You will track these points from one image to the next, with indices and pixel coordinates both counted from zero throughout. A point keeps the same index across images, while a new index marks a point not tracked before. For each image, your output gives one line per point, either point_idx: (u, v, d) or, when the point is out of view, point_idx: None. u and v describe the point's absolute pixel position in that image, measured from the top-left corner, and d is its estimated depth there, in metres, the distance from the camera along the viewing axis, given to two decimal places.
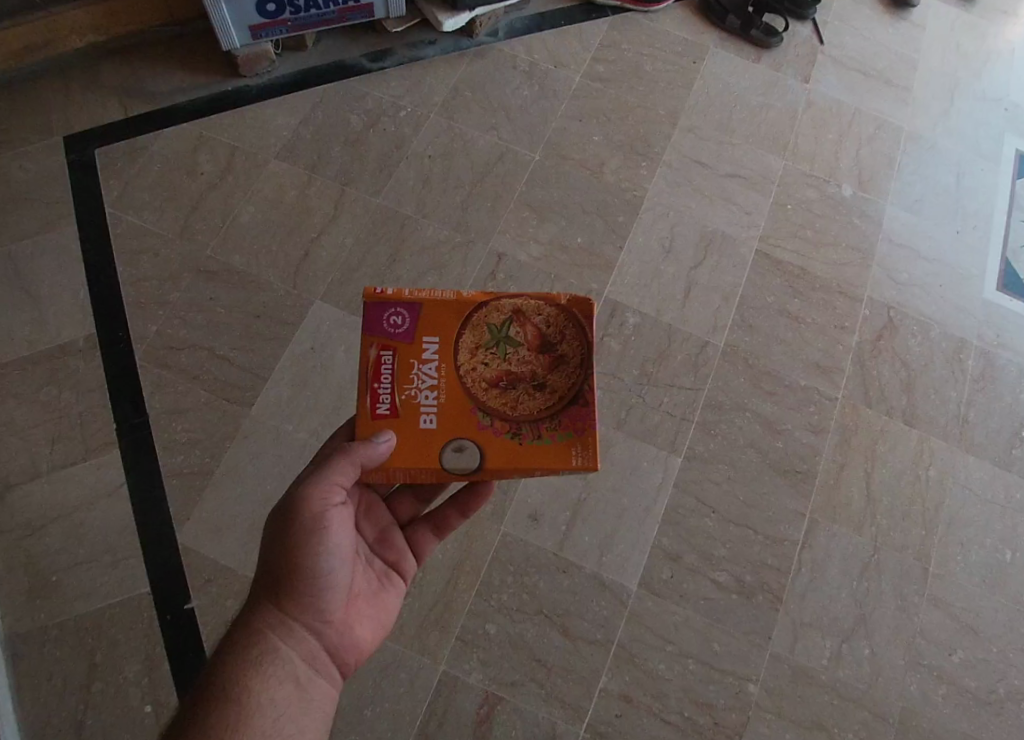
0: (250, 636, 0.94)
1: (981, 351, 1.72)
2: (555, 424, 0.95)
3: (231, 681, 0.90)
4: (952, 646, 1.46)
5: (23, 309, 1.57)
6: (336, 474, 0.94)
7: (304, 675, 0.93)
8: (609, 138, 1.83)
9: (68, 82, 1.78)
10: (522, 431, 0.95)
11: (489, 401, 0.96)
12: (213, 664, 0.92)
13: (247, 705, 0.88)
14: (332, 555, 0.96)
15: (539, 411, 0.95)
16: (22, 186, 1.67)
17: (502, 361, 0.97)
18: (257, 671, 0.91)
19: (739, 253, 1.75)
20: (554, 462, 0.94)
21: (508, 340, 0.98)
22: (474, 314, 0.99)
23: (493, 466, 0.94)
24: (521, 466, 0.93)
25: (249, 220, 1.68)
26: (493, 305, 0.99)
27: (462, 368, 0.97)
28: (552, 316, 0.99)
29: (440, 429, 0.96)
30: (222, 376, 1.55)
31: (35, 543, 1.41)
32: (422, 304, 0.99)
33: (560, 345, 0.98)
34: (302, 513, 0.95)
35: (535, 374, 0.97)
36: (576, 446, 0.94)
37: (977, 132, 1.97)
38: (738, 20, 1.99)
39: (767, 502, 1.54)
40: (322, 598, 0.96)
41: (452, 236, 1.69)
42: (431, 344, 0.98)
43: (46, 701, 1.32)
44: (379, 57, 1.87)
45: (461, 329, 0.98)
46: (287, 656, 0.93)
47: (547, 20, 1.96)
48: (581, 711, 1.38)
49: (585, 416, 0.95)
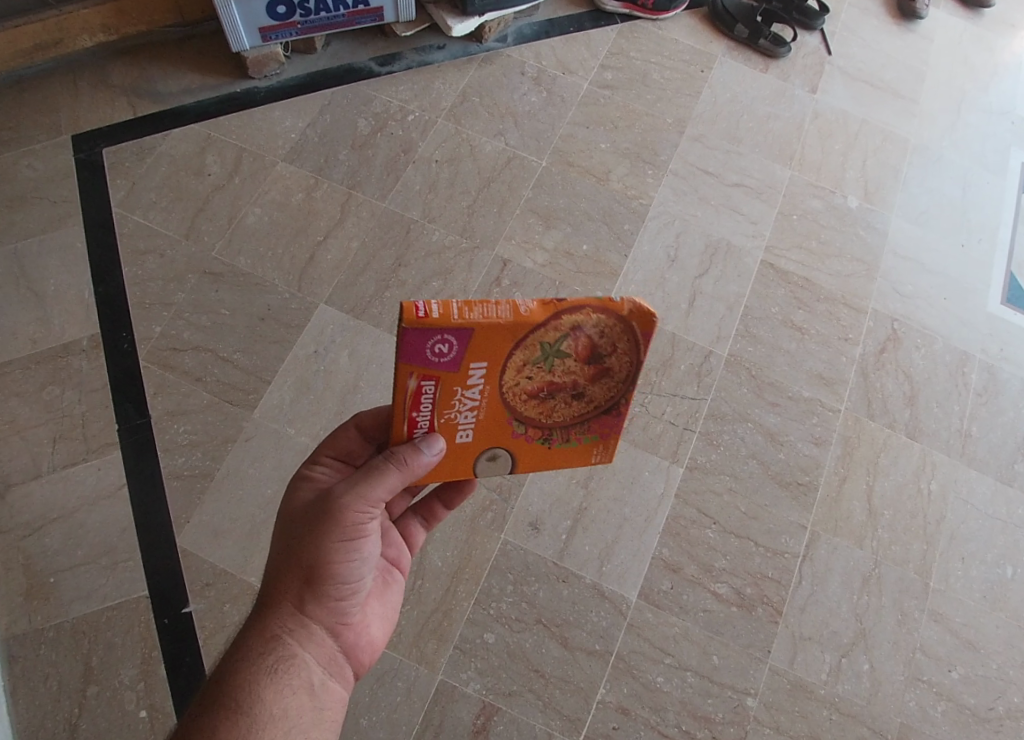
0: (267, 642, 0.92)
1: (984, 364, 1.71)
2: (587, 430, 0.96)
3: (245, 689, 0.88)
4: (951, 662, 1.46)
5: (28, 307, 1.57)
6: (386, 487, 0.92)
7: (322, 681, 0.93)
8: (616, 145, 1.83)
9: (77, 81, 1.77)
10: (552, 435, 0.96)
11: (527, 412, 0.93)
12: (228, 671, 0.90)
13: (267, 715, 0.87)
14: (361, 563, 0.96)
15: (574, 419, 0.94)
16: (29, 184, 1.67)
17: (546, 375, 0.89)
18: (276, 678, 0.90)
19: (743, 264, 1.74)
20: (577, 460, 0.99)
21: (558, 357, 0.87)
22: (529, 335, 0.84)
23: (525, 465, 0.98)
24: (548, 464, 0.98)
25: (254, 221, 1.67)
26: (551, 323, 0.83)
27: (506, 386, 0.90)
28: (609, 327, 0.85)
29: (475, 441, 0.95)
30: (225, 378, 1.54)
31: (34, 543, 1.40)
32: (473, 329, 0.82)
33: (609, 356, 0.88)
34: (338, 522, 0.93)
35: (578, 384, 0.91)
36: (598, 448, 0.98)
37: (984, 145, 1.97)
38: (746, 30, 1.98)
39: (768, 515, 1.53)
40: (344, 602, 0.96)
41: (458, 242, 1.69)
42: (477, 371, 0.87)
43: (41, 703, 1.31)
44: (388, 61, 1.87)
45: (511, 353, 0.86)
46: (305, 661, 0.93)
47: (556, 26, 1.96)
48: (578, 723, 1.37)
49: (614, 424, 0.96)
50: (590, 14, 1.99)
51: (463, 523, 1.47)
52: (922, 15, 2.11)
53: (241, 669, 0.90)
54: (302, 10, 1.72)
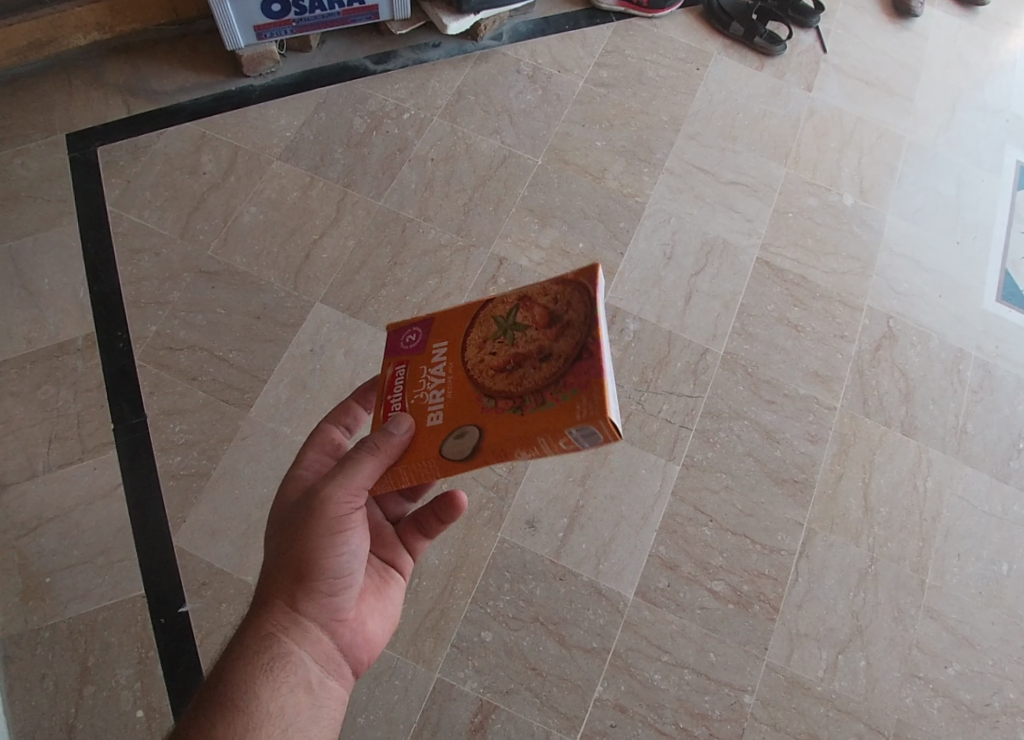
0: (262, 641, 0.91)
1: (979, 361, 1.72)
2: (562, 388, 0.82)
3: (242, 687, 0.88)
4: (947, 659, 1.46)
5: (23, 307, 1.56)
6: (363, 475, 0.90)
7: (319, 678, 0.93)
8: (612, 143, 1.83)
9: (72, 79, 1.77)
10: (525, 402, 0.83)
11: (494, 384, 0.86)
12: (224, 670, 0.90)
13: (262, 713, 0.88)
14: (351, 557, 0.94)
15: (546, 381, 0.83)
16: (23, 183, 1.66)
17: (506, 344, 0.88)
18: (271, 677, 0.90)
19: (739, 262, 1.74)
20: (558, 426, 0.80)
21: (511, 322, 0.89)
22: (482, 310, 0.92)
23: (495, 440, 0.83)
24: (524, 436, 0.82)
25: (250, 220, 1.67)
26: (497, 299, 0.92)
27: (469, 361, 0.90)
28: (557, 287, 0.88)
29: (444, 421, 0.88)
30: (221, 377, 1.54)
31: (30, 543, 1.40)
32: (435, 318, 0.97)
33: (567, 315, 0.86)
34: (323, 514, 0.92)
35: (541, 346, 0.85)
36: (582, 404, 0.80)
37: (979, 142, 1.98)
38: (742, 28, 1.98)
39: (765, 512, 1.54)
40: (338, 598, 0.95)
41: (454, 240, 1.69)
42: (439, 350, 0.94)
43: (38, 704, 1.31)
44: (383, 59, 1.86)
45: (468, 327, 0.92)
46: (301, 659, 0.92)
47: (552, 25, 1.96)
48: (576, 721, 1.37)
49: (591, 370, 0.80)
50: (586, 12, 1.99)
51: (459, 522, 1.47)
52: (916, 13, 2.12)
53: (237, 667, 0.90)
54: (297, 8, 1.71)
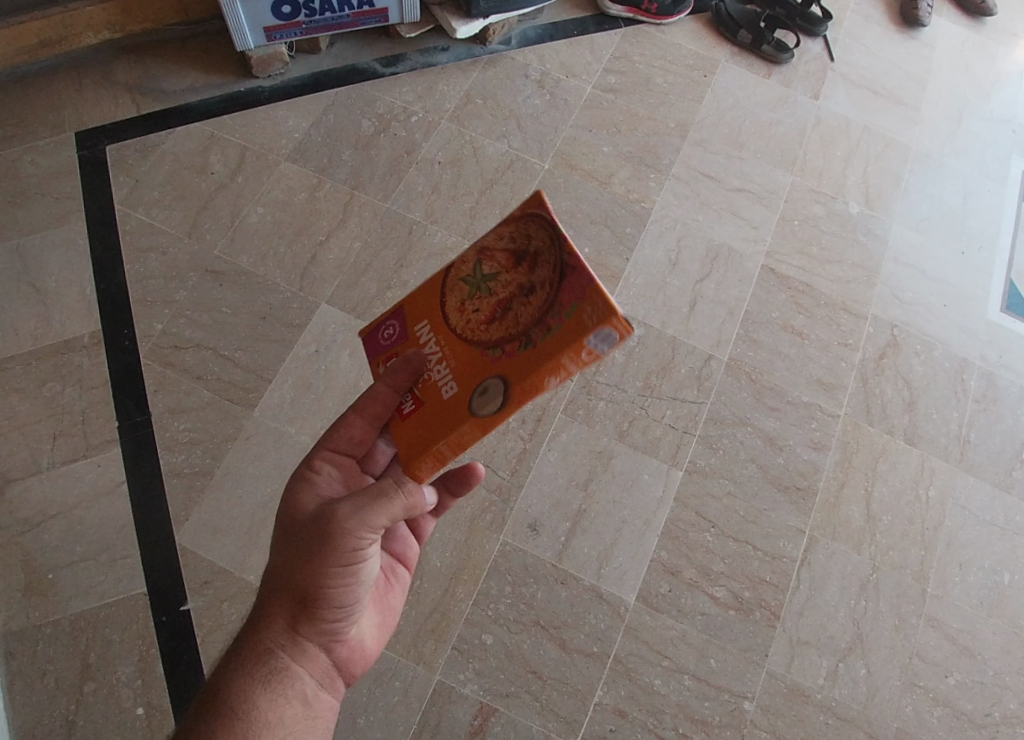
0: (262, 655, 0.91)
1: (982, 371, 1.72)
2: (560, 307, 0.79)
3: (240, 697, 0.89)
4: (948, 669, 1.46)
5: (30, 303, 1.57)
6: (389, 514, 0.89)
7: (315, 692, 0.93)
8: (619, 149, 1.83)
9: (82, 78, 1.78)
10: (531, 335, 0.81)
11: (493, 336, 0.85)
12: (223, 677, 0.91)
13: (258, 726, 0.88)
14: (361, 587, 0.93)
15: (542, 310, 0.81)
16: (32, 180, 1.67)
17: (486, 296, 0.87)
18: (269, 690, 0.90)
19: (744, 268, 1.75)
20: (572, 341, 0.77)
21: (483, 277, 0.88)
22: (449, 278, 0.92)
23: (518, 380, 0.81)
24: (543, 366, 0.79)
25: (257, 220, 1.67)
26: (457, 261, 0.91)
27: (456, 327, 0.89)
28: (511, 227, 0.87)
29: (462, 387, 0.87)
30: (226, 376, 1.54)
31: (33, 539, 1.40)
32: (406, 305, 0.97)
33: (532, 245, 0.85)
34: (340, 549, 0.89)
35: (522, 284, 0.84)
36: (585, 308, 0.77)
37: (985, 153, 1.98)
38: (750, 35, 1.99)
39: (767, 519, 1.54)
40: (340, 619, 0.93)
41: (460, 243, 1.69)
42: (423, 330, 0.93)
43: (39, 700, 1.31)
44: (392, 62, 1.87)
45: (443, 299, 0.92)
46: (299, 674, 0.92)
47: (560, 30, 1.96)
48: (575, 724, 1.37)
49: (580, 278, 0.78)
50: (594, 17, 1.99)
51: (462, 524, 1.47)
52: (924, 23, 2.12)
53: (235, 679, 0.90)
54: (307, 10, 1.72)
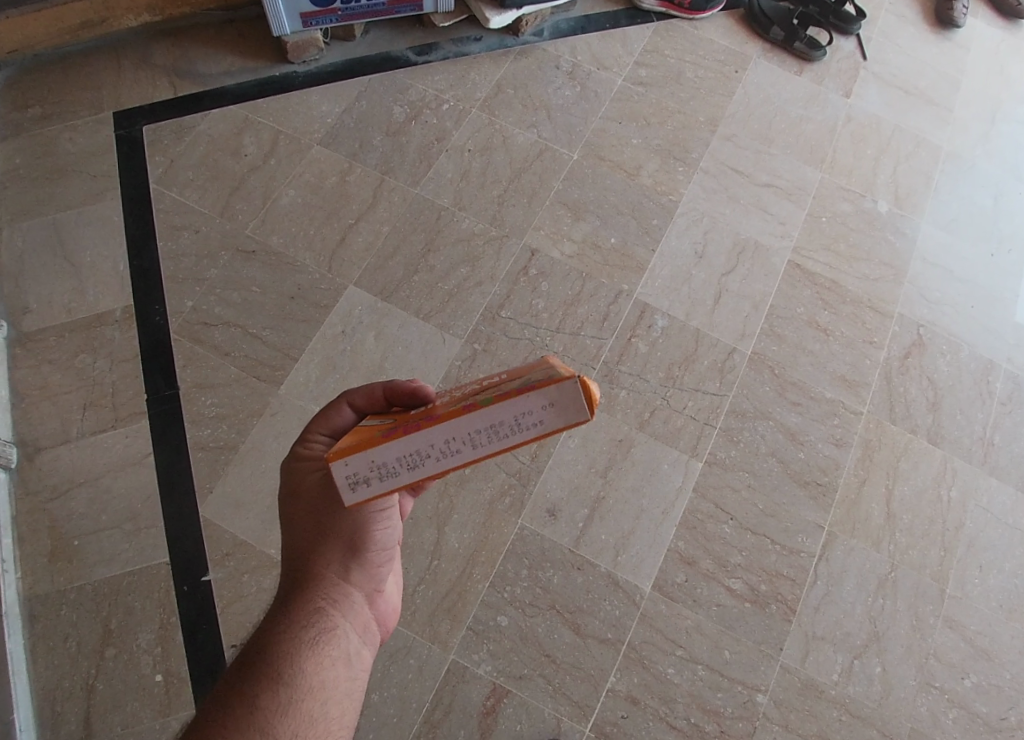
0: (309, 614, 0.83)
1: (1009, 373, 1.71)
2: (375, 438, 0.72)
3: (284, 661, 0.79)
4: (964, 670, 1.45)
5: (65, 277, 1.60)
6: None
7: (358, 650, 0.85)
8: (647, 141, 1.84)
9: (120, 59, 1.81)
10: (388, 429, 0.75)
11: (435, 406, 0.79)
12: (264, 642, 0.80)
13: (307, 688, 0.78)
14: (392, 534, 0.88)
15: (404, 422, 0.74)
16: (70, 158, 1.70)
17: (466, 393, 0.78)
18: (315, 651, 0.81)
19: (770, 263, 1.74)
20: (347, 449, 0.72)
21: None
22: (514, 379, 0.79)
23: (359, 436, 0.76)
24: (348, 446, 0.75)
25: (288, 202, 1.70)
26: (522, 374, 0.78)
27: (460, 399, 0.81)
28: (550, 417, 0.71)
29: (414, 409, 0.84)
30: (253, 354, 1.56)
31: (61, 506, 1.43)
32: None
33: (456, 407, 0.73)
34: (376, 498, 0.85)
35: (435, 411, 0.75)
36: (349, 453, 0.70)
37: (1017, 155, 1.96)
38: (783, 31, 1.99)
39: (787, 513, 1.53)
40: (383, 568, 0.90)
41: (487, 230, 1.70)
42: None
43: (60, 663, 1.34)
44: (425, 51, 1.89)
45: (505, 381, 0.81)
46: (345, 632, 0.84)
47: (593, 22, 1.98)
48: (587, 710, 1.37)
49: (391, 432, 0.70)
50: (627, 11, 2.00)
51: (480, 506, 1.48)
52: (958, 24, 2.11)
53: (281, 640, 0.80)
54: None
